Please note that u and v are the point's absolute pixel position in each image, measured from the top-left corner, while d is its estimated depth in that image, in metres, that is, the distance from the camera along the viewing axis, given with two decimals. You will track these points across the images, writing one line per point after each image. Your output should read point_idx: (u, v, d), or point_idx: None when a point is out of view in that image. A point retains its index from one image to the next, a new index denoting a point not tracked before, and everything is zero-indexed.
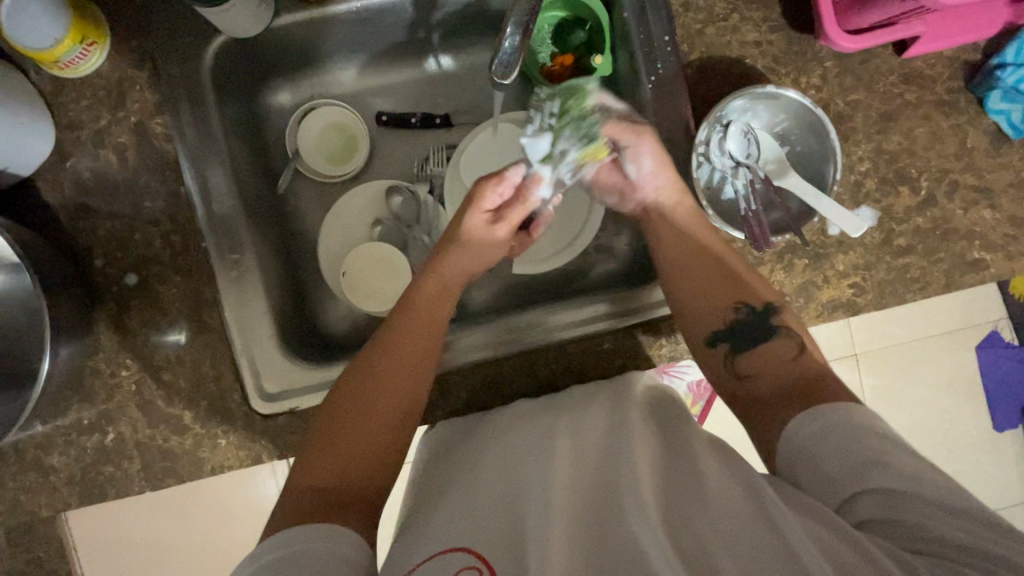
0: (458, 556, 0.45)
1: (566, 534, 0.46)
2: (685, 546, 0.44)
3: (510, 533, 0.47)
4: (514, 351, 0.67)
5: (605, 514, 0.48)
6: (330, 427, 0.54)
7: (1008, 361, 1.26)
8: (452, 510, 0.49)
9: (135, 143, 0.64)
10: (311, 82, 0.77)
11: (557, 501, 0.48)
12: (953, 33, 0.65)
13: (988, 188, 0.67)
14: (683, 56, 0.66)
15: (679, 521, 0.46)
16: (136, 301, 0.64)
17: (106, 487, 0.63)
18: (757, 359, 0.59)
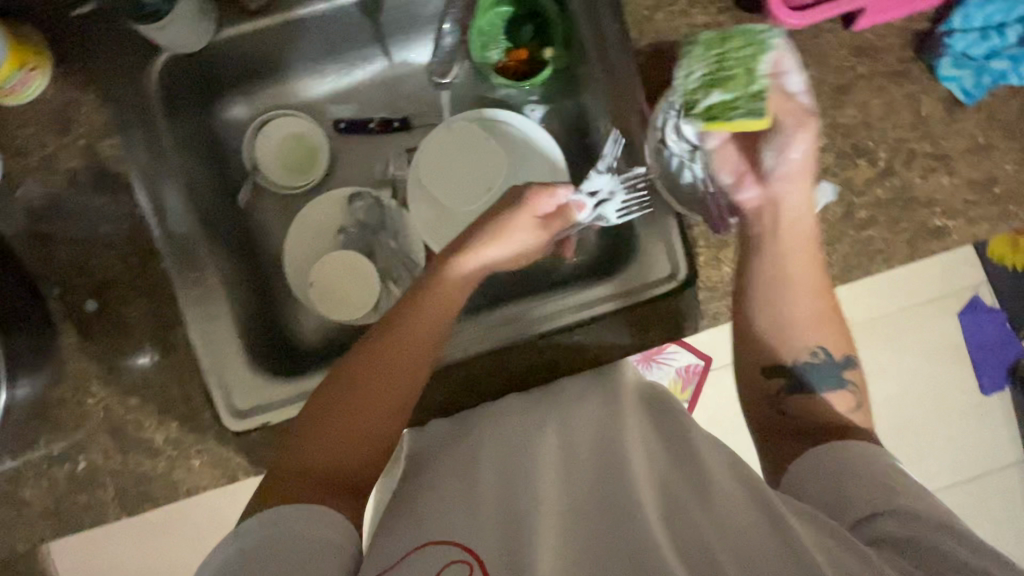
0: (443, 548, 0.44)
1: (556, 530, 0.45)
2: (684, 540, 0.44)
3: (501, 525, 0.46)
4: (503, 347, 0.67)
5: (607, 510, 0.47)
6: (329, 408, 0.54)
7: (990, 325, 1.27)
8: (438, 501, 0.50)
9: (85, 166, 0.63)
10: (266, 94, 0.76)
11: (545, 497, 0.49)
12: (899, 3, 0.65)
13: (946, 155, 0.68)
14: (633, 43, 0.66)
15: (682, 519, 0.46)
16: (98, 326, 0.63)
17: (81, 516, 0.63)
18: (804, 406, 0.60)
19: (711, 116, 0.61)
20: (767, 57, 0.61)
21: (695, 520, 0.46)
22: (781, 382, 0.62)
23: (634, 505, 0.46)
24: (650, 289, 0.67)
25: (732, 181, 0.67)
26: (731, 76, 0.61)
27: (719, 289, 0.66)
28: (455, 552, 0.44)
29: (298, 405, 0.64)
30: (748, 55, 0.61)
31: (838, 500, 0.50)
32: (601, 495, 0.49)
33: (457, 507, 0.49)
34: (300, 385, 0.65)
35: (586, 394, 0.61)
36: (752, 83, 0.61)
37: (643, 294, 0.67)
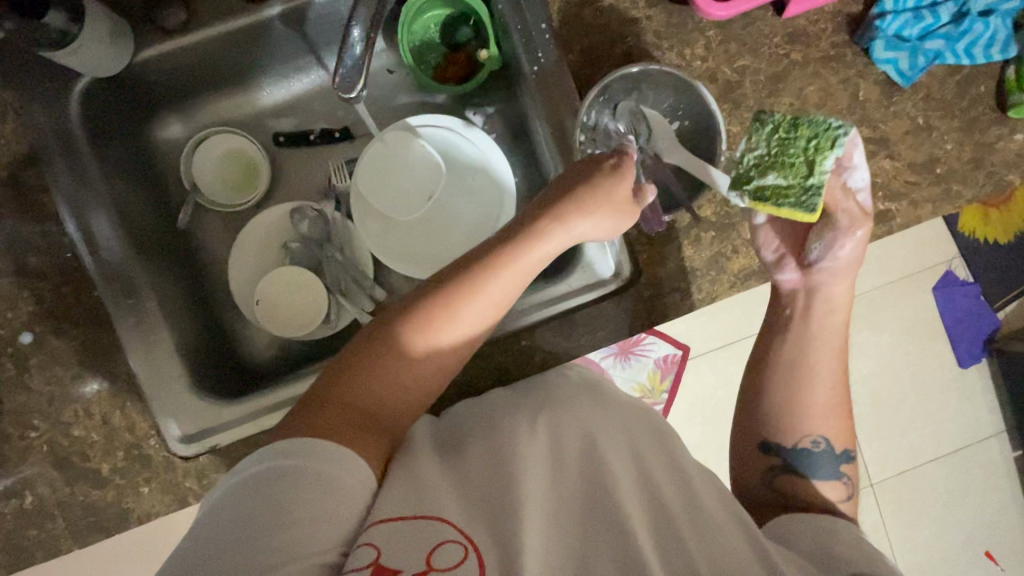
0: (436, 531, 0.43)
1: (542, 530, 0.44)
2: (673, 555, 0.44)
3: (492, 515, 0.45)
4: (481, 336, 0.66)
5: (597, 510, 0.46)
6: (377, 355, 0.52)
7: (965, 299, 1.28)
8: (441, 477, 0.48)
9: (9, 198, 0.62)
10: (201, 112, 0.75)
11: (535, 488, 0.46)
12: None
13: (885, 138, 0.67)
14: (563, 42, 0.65)
15: (668, 528, 0.46)
16: (34, 359, 0.62)
17: (32, 550, 0.62)
18: (800, 484, 0.59)
19: (758, 197, 0.61)
20: (835, 153, 0.60)
21: (680, 527, 0.46)
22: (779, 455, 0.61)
23: (624, 510, 0.45)
24: (601, 290, 0.67)
25: (774, 260, 0.65)
26: (790, 162, 0.60)
27: (663, 285, 0.65)
28: (451, 535, 0.43)
29: (246, 425, 0.64)
30: (813, 146, 0.60)
31: (824, 557, 0.49)
32: (594, 490, 0.48)
33: (456, 492, 0.47)
34: (249, 405, 0.65)
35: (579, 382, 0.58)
36: (812, 174, 0.60)
37: (590, 296, 0.67)
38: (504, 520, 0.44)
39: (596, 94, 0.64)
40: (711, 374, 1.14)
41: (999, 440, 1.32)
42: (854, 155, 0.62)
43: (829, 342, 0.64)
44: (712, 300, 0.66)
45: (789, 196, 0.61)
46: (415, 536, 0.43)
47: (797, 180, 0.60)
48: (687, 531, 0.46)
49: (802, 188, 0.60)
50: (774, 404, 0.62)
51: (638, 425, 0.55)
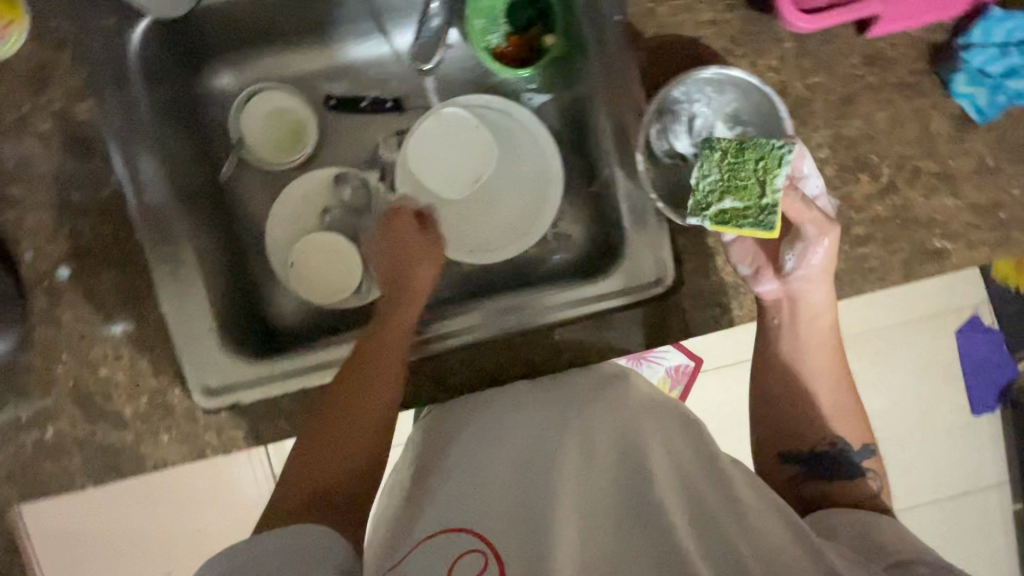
0: (462, 537, 0.44)
1: (574, 533, 0.45)
2: (716, 554, 0.43)
3: (519, 519, 0.46)
4: (498, 334, 0.66)
5: (637, 513, 0.46)
6: (319, 432, 0.56)
7: (986, 347, 1.25)
8: (461, 485, 0.50)
9: (60, 131, 0.61)
10: (255, 64, 0.74)
11: (565, 495, 0.47)
12: (918, 11, 0.62)
13: (951, 175, 0.65)
14: (635, 37, 0.64)
15: (710, 526, 0.45)
16: (68, 295, 0.62)
17: (47, 483, 0.62)
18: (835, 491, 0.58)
19: (719, 220, 0.59)
20: (784, 171, 0.58)
21: (722, 523, 0.45)
22: (800, 466, 0.61)
23: (657, 511, 0.45)
24: (640, 294, 0.66)
25: (762, 277, 0.63)
26: (743, 184, 0.58)
27: (703, 296, 0.65)
28: (473, 542, 0.44)
29: (271, 385, 0.64)
30: (762, 167, 0.58)
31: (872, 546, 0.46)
32: (626, 502, 0.48)
33: (470, 492, 0.49)
34: (274, 366, 0.64)
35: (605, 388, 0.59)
36: (766, 193, 0.58)
37: (629, 298, 0.66)
38: (541, 521, 0.44)
39: (664, 97, 0.62)
40: (721, 391, 1.14)
41: (998, 490, 1.30)
42: (802, 166, 0.63)
43: (826, 349, 0.64)
44: (752, 318, 0.65)
45: (743, 216, 0.58)
46: (439, 545, 0.43)
47: (753, 201, 0.58)
48: (730, 524, 0.45)
49: (757, 209, 0.58)
50: (784, 416, 0.63)
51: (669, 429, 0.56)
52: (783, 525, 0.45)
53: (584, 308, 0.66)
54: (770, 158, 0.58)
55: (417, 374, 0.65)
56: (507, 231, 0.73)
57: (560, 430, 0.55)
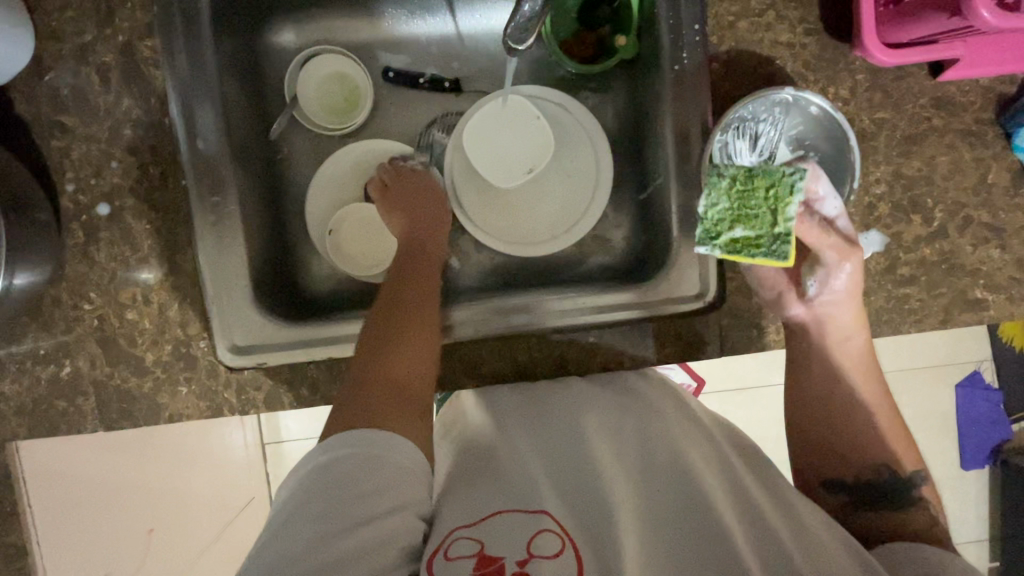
0: (538, 519, 0.46)
1: (634, 523, 0.47)
2: (766, 550, 0.44)
3: (584, 509, 0.48)
4: (527, 333, 0.65)
5: (691, 510, 0.48)
6: (367, 356, 0.55)
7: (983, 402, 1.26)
8: (535, 476, 0.52)
9: (121, 65, 0.60)
10: (319, 26, 0.73)
11: (622, 494, 0.50)
12: (1007, 58, 0.61)
13: (1001, 228, 0.65)
14: (710, 48, 0.63)
15: (760, 523, 0.47)
16: (106, 233, 0.60)
17: (57, 422, 0.61)
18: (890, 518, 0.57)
19: (730, 249, 0.60)
20: (796, 199, 0.59)
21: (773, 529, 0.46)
22: (845, 493, 0.60)
23: (709, 504, 0.48)
24: (671, 308, 0.65)
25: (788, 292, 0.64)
26: (753, 213, 0.60)
27: (744, 318, 0.64)
28: (545, 524, 0.46)
29: (298, 351, 0.62)
30: (772, 197, 0.60)
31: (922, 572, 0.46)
32: (686, 498, 0.49)
33: (542, 484, 0.51)
34: (307, 332, 0.63)
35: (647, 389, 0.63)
36: (777, 222, 0.60)
37: (670, 308, 0.65)
38: (602, 514, 0.47)
39: (731, 117, 0.61)
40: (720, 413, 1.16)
41: (978, 545, 1.30)
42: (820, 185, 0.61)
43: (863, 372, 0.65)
44: None
45: (754, 246, 0.60)
46: (510, 523, 0.46)
47: (767, 231, 0.60)
48: (784, 534, 0.46)
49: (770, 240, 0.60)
50: (823, 445, 0.63)
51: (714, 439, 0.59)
52: (833, 537, 0.47)
53: (609, 316, 0.65)
54: (785, 187, 0.60)
55: (454, 361, 0.64)
56: (551, 226, 0.72)
57: (609, 429, 0.58)
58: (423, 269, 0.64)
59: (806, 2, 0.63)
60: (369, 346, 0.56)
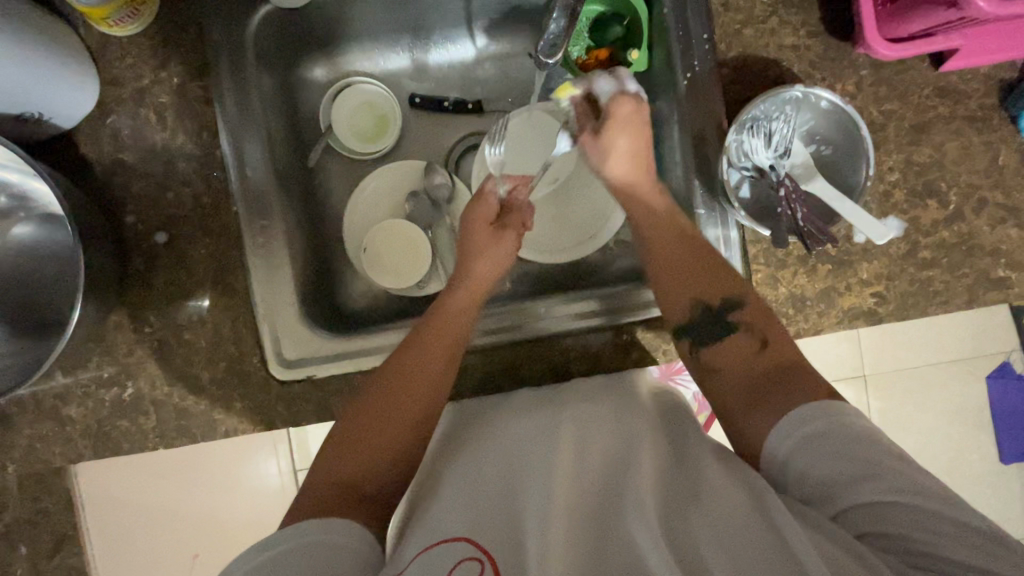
0: (458, 547, 0.48)
1: (564, 535, 0.48)
2: (679, 546, 0.46)
3: (505, 526, 0.50)
4: (536, 336, 0.67)
5: (606, 518, 0.50)
6: (346, 438, 0.56)
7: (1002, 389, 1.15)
8: (459, 498, 0.53)
9: (175, 104, 0.65)
10: (348, 59, 0.78)
11: (556, 504, 0.51)
12: (1007, 46, 0.64)
13: (1016, 207, 0.67)
14: (719, 55, 0.67)
15: (681, 524, 0.48)
16: (163, 259, 0.64)
17: (120, 441, 0.64)
18: (723, 351, 0.59)
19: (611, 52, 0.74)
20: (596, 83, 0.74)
21: (696, 533, 0.47)
22: (689, 338, 0.61)
23: (631, 514, 0.49)
24: None
25: (824, 286, 0.66)
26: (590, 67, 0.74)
27: (772, 308, 0.66)
28: (466, 551, 0.48)
29: (345, 363, 0.66)
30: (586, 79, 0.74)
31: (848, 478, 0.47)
32: (605, 510, 0.51)
33: (464, 502, 0.52)
34: (352, 344, 0.67)
35: (598, 390, 0.61)
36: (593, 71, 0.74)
37: None
38: (518, 534, 0.48)
39: (745, 117, 0.64)
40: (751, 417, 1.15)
41: None
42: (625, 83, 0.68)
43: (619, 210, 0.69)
44: (816, 332, 0.66)
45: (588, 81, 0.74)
46: (433, 558, 0.47)
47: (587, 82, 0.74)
48: (695, 525, 0.48)
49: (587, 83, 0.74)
50: (663, 283, 0.63)
51: (653, 432, 0.59)
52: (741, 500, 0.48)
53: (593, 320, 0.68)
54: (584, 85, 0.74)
55: (476, 364, 0.67)
56: (577, 231, 0.77)
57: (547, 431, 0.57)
58: (428, 330, 0.62)
59: (806, 7, 0.67)
60: (354, 411, 0.58)
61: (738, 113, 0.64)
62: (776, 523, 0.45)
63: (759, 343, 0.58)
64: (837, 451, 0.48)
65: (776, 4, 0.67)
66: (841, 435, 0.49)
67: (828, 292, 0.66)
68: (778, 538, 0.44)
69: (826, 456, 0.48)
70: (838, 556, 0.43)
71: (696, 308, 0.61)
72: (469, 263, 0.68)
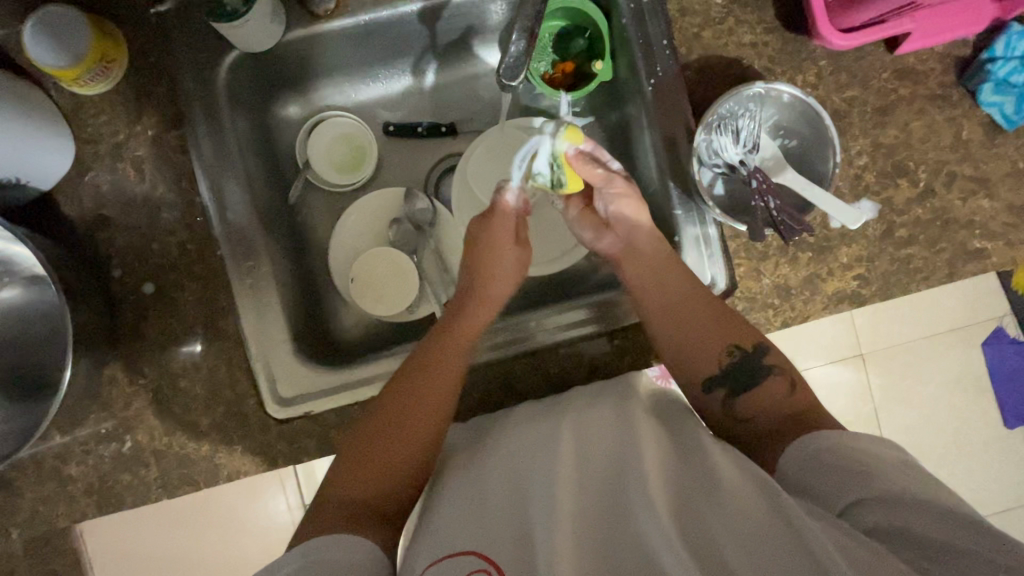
0: (467, 560, 0.48)
1: (571, 535, 0.48)
2: (695, 541, 0.46)
3: (513, 532, 0.50)
4: (527, 349, 0.67)
5: (618, 523, 0.50)
6: (345, 464, 0.57)
7: (1018, 358, 1.20)
8: (462, 508, 0.53)
9: (152, 155, 0.65)
10: (320, 95, 0.79)
11: (562, 508, 0.50)
12: (956, 25, 0.67)
13: (985, 178, 0.69)
14: (681, 59, 0.68)
15: (696, 523, 0.48)
16: (153, 309, 0.65)
17: (123, 495, 0.64)
18: (760, 397, 0.61)
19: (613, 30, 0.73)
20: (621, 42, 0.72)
21: (714, 532, 0.47)
22: (723, 386, 0.62)
23: (642, 516, 0.48)
24: None
25: (807, 276, 0.67)
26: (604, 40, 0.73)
27: (758, 300, 0.67)
28: (478, 562, 0.48)
29: (340, 396, 0.66)
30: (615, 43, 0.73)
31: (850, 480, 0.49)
32: (614, 514, 0.51)
33: (474, 508, 0.52)
34: (355, 372, 0.68)
35: (599, 398, 0.60)
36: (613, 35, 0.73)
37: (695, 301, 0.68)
38: (528, 541, 0.48)
39: (711, 118, 0.66)
40: None
41: None
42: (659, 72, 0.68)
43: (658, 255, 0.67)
44: (804, 319, 0.67)
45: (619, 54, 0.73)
46: (444, 569, 0.48)
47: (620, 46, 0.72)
48: (712, 517, 0.48)
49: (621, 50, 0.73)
50: (698, 332, 0.63)
51: (654, 425, 0.59)
52: (757, 496, 0.48)
53: (586, 329, 0.68)
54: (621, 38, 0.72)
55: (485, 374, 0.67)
56: (561, 242, 0.79)
57: (554, 435, 0.57)
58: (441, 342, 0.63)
59: (761, 5, 0.69)
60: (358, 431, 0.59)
61: (703, 112, 0.66)
62: (796, 525, 0.45)
63: (791, 384, 0.61)
64: (837, 464, 0.50)
65: (731, 5, 0.69)
66: (848, 453, 0.51)
67: (811, 277, 0.67)
68: (795, 538, 0.44)
69: (826, 467, 0.51)
70: (859, 550, 0.43)
71: (732, 355, 0.62)
72: (485, 267, 0.70)
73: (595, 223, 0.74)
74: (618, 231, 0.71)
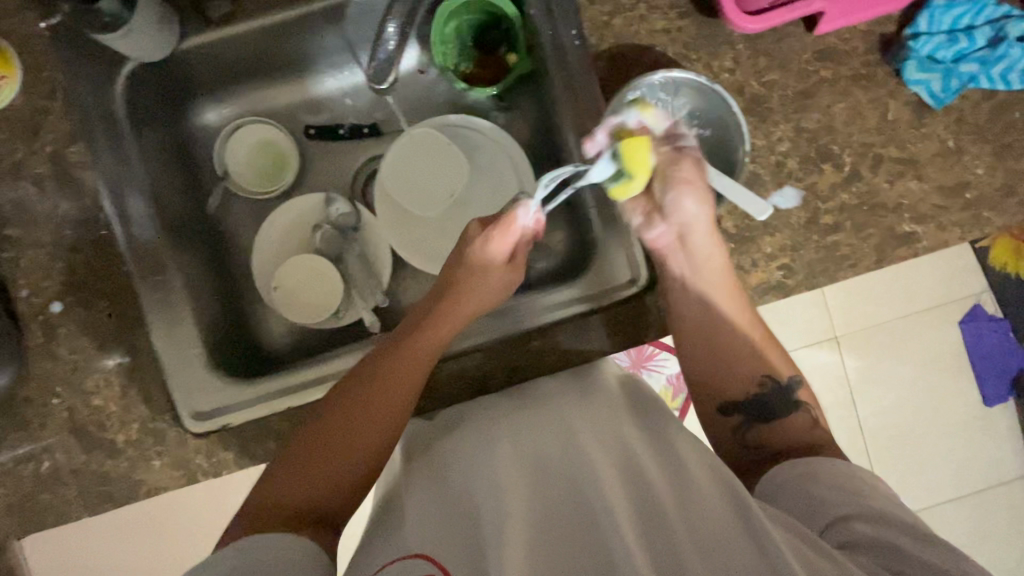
0: (416, 563, 0.44)
1: (524, 537, 0.44)
2: (657, 543, 0.43)
3: (464, 534, 0.45)
4: (502, 337, 0.67)
5: (581, 516, 0.45)
6: (300, 457, 0.54)
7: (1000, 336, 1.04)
8: (425, 508, 0.49)
9: (53, 173, 0.65)
10: (238, 101, 0.77)
11: (515, 509, 0.46)
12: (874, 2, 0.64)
13: (914, 159, 0.66)
14: (591, 49, 0.66)
15: (654, 518, 0.44)
16: (63, 328, 0.64)
17: (44, 514, 0.63)
18: (776, 431, 0.61)
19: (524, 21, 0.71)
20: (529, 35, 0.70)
21: (677, 534, 0.43)
22: (738, 412, 0.63)
23: (601, 508, 0.45)
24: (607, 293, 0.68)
25: (728, 268, 0.65)
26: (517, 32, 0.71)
27: (678, 294, 0.65)
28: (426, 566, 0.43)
29: (257, 407, 0.65)
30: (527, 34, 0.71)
31: (834, 507, 0.49)
32: (574, 510, 0.46)
33: (433, 507, 0.49)
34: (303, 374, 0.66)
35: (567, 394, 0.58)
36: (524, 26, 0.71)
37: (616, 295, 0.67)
38: (480, 541, 0.44)
39: (621, 108, 0.65)
40: None
41: None
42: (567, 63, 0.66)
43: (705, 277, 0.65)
44: None
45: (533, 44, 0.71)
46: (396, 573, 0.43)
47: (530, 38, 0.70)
48: (675, 517, 0.44)
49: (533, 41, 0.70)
50: (727, 346, 0.64)
51: (625, 421, 0.55)
52: (718, 496, 0.46)
53: (566, 313, 0.67)
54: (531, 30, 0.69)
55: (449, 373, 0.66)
56: None
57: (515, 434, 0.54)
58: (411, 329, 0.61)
59: None
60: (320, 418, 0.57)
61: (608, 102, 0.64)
62: (748, 518, 0.43)
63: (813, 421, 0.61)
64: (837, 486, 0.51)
65: None
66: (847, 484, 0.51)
67: (733, 269, 0.65)
68: (750, 535, 0.42)
69: (825, 489, 0.51)
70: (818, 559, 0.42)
71: (762, 386, 0.63)
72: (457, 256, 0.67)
73: (648, 208, 0.67)
74: (671, 219, 0.65)
